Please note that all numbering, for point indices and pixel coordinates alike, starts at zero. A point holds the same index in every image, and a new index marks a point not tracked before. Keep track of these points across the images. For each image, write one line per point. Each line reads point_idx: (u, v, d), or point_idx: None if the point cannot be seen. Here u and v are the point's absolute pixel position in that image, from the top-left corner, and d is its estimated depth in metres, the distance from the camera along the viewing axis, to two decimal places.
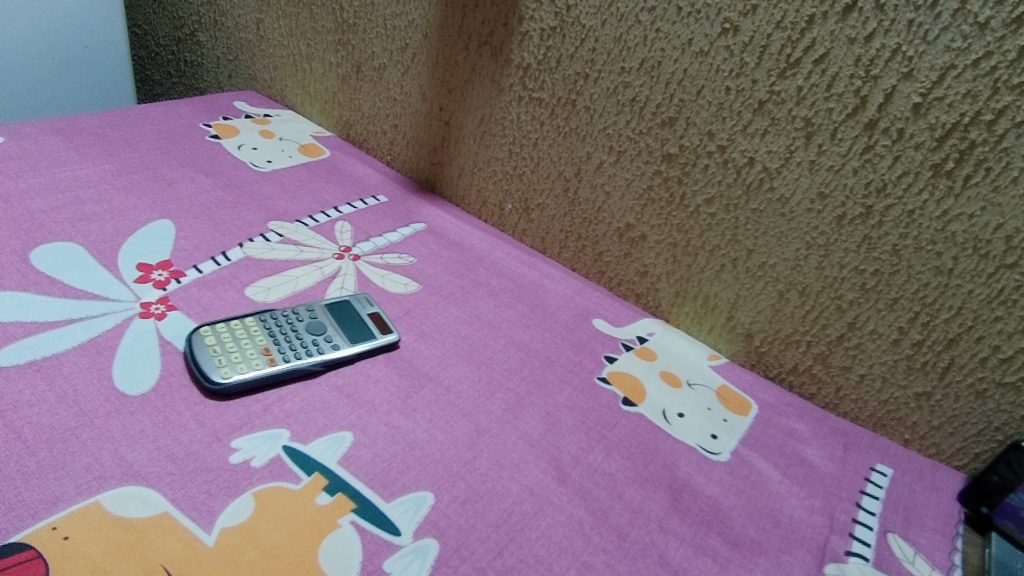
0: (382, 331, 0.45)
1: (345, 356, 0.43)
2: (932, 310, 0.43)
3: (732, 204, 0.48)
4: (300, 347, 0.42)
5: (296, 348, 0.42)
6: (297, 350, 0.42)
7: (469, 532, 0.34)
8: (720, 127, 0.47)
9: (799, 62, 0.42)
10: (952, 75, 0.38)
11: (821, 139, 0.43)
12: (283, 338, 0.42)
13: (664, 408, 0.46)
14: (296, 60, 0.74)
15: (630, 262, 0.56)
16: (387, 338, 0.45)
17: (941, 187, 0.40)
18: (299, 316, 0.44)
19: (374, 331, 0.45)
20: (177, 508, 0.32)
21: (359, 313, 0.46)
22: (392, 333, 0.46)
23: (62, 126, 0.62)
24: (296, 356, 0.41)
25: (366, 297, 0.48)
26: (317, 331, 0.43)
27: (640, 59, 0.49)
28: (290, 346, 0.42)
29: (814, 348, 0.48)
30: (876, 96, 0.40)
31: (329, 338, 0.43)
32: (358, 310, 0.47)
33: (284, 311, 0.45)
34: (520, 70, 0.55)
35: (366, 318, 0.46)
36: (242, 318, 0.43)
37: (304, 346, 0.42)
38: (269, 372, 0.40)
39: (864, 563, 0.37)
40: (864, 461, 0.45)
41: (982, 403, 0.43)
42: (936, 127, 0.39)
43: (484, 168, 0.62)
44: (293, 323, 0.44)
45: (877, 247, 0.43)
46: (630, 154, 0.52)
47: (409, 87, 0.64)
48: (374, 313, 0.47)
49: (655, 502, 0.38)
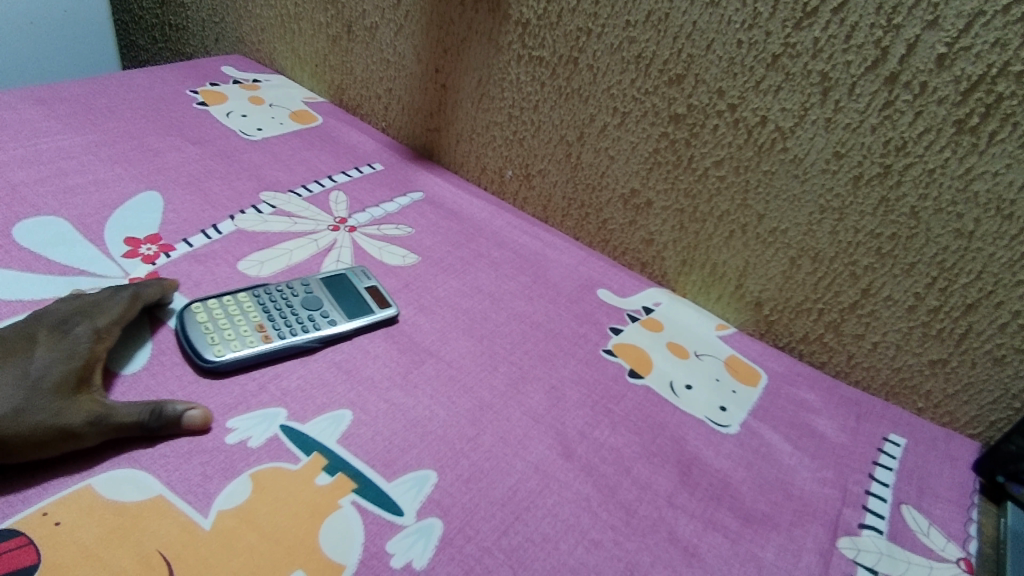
0: (380, 304, 0.44)
1: (343, 332, 0.41)
2: (950, 275, 0.41)
3: (742, 166, 0.46)
4: (296, 324, 0.40)
5: (291, 324, 0.40)
6: (292, 326, 0.40)
7: (474, 511, 0.33)
8: (731, 84, 0.44)
9: (816, 11, 0.39)
10: (981, 22, 0.35)
11: (838, 95, 0.40)
12: (278, 314, 0.41)
13: (672, 379, 0.45)
14: (284, 21, 0.70)
15: (636, 230, 0.54)
16: (385, 312, 0.44)
17: (965, 144, 0.38)
18: (294, 291, 0.43)
19: (371, 305, 0.44)
20: (171, 492, 0.31)
21: (355, 287, 0.45)
22: (391, 307, 0.44)
23: (41, 94, 0.60)
24: (292, 332, 0.40)
25: (363, 271, 0.46)
26: (313, 306, 0.42)
27: (646, 12, 0.46)
28: (286, 322, 0.40)
29: (826, 315, 0.47)
30: (898, 47, 0.38)
31: (323, 314, 0.42)
32: (355, 283, 0.45)
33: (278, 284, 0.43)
34: (518, 27, 0.52)
35: (364, 292, 0.44)
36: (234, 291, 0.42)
37: (299, 323, 0.41)
38: (263, 349, 0.38)
39: (877, 536, 0.36)
40: (877, 431, 0.44)
41: (1000, 369, 0.42)
42: (961, 80, 0.37)
43: (483, 134, 0.59)
44: (288, 297, 0.42)
45: (894, 209, 0.41)
46: (635, 116, 0.49)
47: (403, 48, 0.61)
48: (371, 287, 0.45)
49: (664, 477, 0.37)
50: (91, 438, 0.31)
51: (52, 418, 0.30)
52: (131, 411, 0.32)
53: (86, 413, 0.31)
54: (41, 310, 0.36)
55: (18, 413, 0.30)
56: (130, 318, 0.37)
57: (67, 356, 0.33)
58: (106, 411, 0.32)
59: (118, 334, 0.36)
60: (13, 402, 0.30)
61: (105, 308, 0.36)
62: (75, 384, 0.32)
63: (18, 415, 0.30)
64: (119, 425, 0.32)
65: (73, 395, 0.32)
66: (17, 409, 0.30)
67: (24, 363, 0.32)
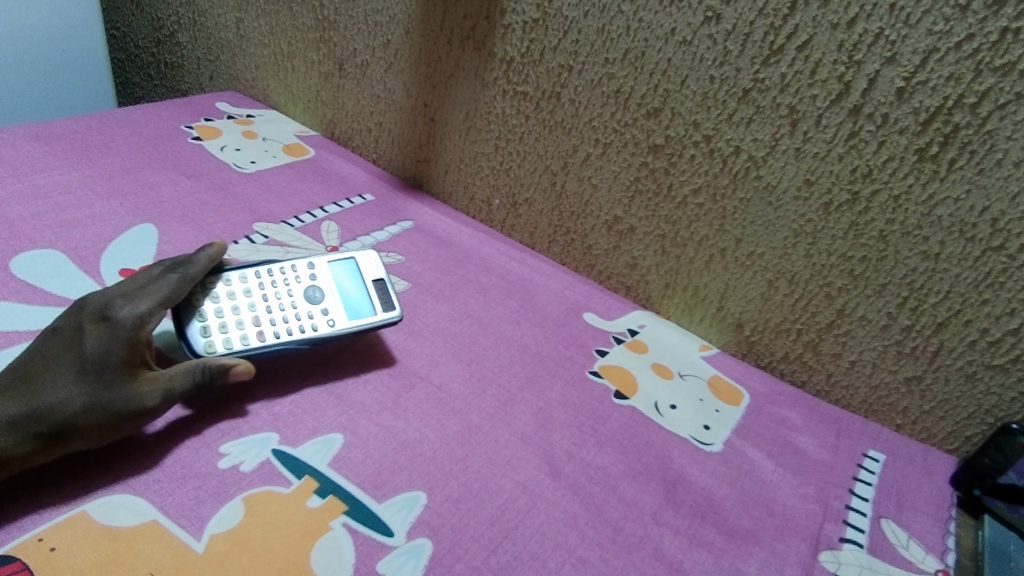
0: (385, 306, 0.44)
1: (338, 334, 0.42)
2: (920, 294, 0.43)
3: (719, 193, 0.48)
4: (294, 322, 0.41)
5: (289, 322, 0.41)
6: (289, 325, 0.41)
7: (463, 531, 0.34)
8: (705, 117, 0.47)
9: (782, 49, 0.42)
10: (935, 58, 0.38)
11: (806, 126, 0.43)
12: (278, 309, 0.42)
13: (657, 400, 0.46)
14: (277, 59, 0.73)
15: (620, 255, 0.56)
16: (385, 315, 0.43)
17: (926, 171, 0.40)
18: (299, 285, 0.43)
19: (376, 307, 0.44)
20: (165, 516, 0.32)
21: (360, 283, 0.45)
22: (391, 312, 0.44)
23: (39, 131, 0.61)
24: (287, 331, 0.41)
25: (372, 264, 0.46)
26: (314, 304, 0.43)
27: (624, 50, 0.48)
28: (285, 319, 0.41)
29: (804, 336, 0.49)
30: (859, 81, 0.40)
31: (326, 314, 0.42)
32: (361, 278, 0.45)
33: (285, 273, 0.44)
34: (503, 64, 0.55)
35: (370, 289, 0.45)
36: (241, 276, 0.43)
37: (297, 321, 0.41)
38: (262, 345, 0.39)
39: (858, 550, 0.37)
40: (856, 447, 0.45)
41: (972, 385, 0.43)
42: (919, 111, 0.39)
43: (470, 164, 0.61)
44: (292, 291, 0.43)
45: (864, 233, 0.43)
46: (616, 146, 0.52)
47: (392, 84, 0.64)
48: (375, 284, 0.45)
49: (650, 495, 0.38)
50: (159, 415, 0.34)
51: (124, 405, 0.32)
52: (188, 379, 0.35)
53: (153, 392, 0.34)
54: (85, 296, 0.36)
55: (89, 407, 0.32)
56: (177, 298, 0.38)
57: (116, 347, 0.33)
58: (169, 384, 0.34)
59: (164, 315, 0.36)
60: (80, 396, 0.32)
61: (150, 290, 0.36)
62: (134, 368, 0.34)
63: (90, 408, 0.32)
64: (181, 392, 0.35)
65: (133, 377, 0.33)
66: (88, 403, 0.32)
67: (80, 356, 0.33)
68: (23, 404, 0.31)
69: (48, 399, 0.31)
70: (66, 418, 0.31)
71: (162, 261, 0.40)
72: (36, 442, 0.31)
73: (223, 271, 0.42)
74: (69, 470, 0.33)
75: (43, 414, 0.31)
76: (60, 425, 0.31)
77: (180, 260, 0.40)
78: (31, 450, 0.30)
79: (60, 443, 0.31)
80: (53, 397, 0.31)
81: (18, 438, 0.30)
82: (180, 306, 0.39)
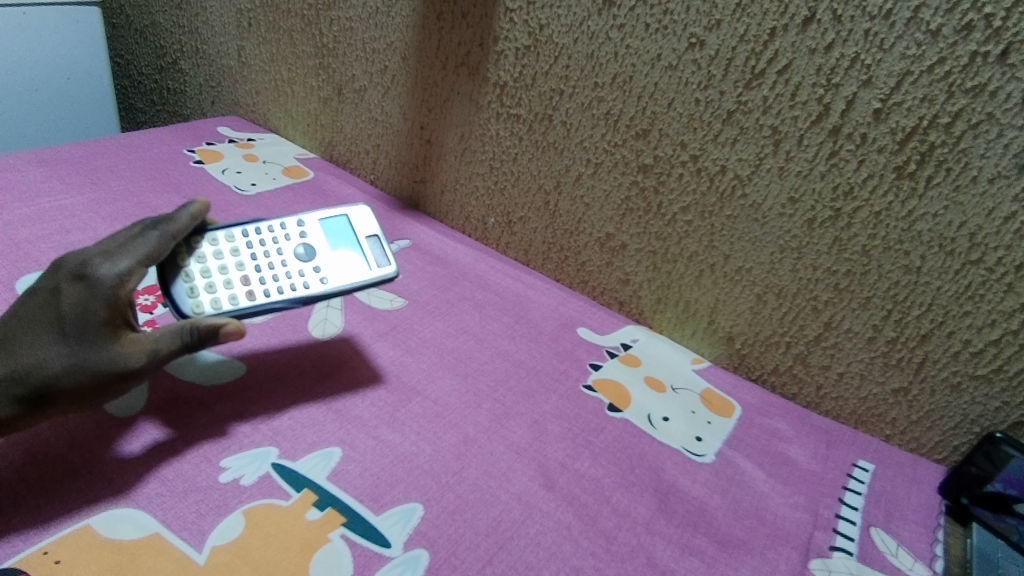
0: (379, 262, 0.45)
1: (334, 290, 0.43)
2: (903, 307, 0.44)
3: (707, 211, 0.50)
4: (289, 281, 0.42)
5: (284, 281, 0.42)
6: (285, 283, 0.42)
7: (459, 542, 0.34)
8: (692, 137, 0.48)
9: (763, 73, 0.44)
10: (909, 80, 0.39)
11: (788, 146, 0.45)
12: (274, 270, 0.43)
13: (649, 412, 0.47)
14: (278, 85, 0.75)
15: (612, 271, 0.57)
16: (380, 271, 0.44)
17: (905, 189, 0.42)
18: (293, 247, 0.44)
19: (370, 263, 0.45)
20: (167, 529, 0.32)
21: (354, 241, 0.46)
22: (386, 267, 0.45)
23: (45, 156, 0.63)
24: (283, 289, 0.42)
25: (365, 224, 0.47)
26: (308, 265, 0.44)
27: (612, 75, 0.50)
28: (280, 278, 0.42)
29: (793, 348, 0.50)
30: (838, 103, 0.42)
31: (319, 272, 0.44)
32: (355, 237, 0.47)
33: (279, 234, 0.45)
34: (496, 88, 0.57)
35: (363, 246, 0.46)
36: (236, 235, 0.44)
37: (292, 279, 0.42)
38: (259, 302, 0.40)
39: (848, 557, 0.38)
40: (846, 457, 0.46)
41: (957, 396, 0.44)
42: (896, 131, 0.41)
43: (466, 184, 0.63)
44: (286, 252, 0.44)
45: (848, 248, 0.45)
46: (606, 166, 0.53)
47: (390, 108, 0.66)
48: (369, 243, 0.46)
49: (643, 505, 0.39)
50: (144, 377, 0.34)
51: (104, 367, 0.32)
52: (173, 339, 0.34)
53: (135, 352, 0.33)
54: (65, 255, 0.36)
55: (69, 369, 0.32)
56: (160, 256, 0.37)
57: (93, 307, 0.33)
58: (154, 345, 0.33)
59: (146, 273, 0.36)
60: (59, 359, 0.32)
61: (129, 247, 0.36)
62: (115, 328, 0.33)
63: (69, 370, 0.32)
64: (167, 352, 0.34)
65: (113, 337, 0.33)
66: (67, 366, 0.32)
67: (61, 318, 0.33)
68: (7, 365, 0.32)
69: (30, 361, 0.32)
70: (47, 380, 0.32)
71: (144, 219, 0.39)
72: (23, 402, 0.32)
73: (207, 230, 0.43)
74: (74, 483, 0.33)
75: (26, 376, 0.32)
76: (42, 386, 0.32)
77: (161, 217, 0.39)
78: (18, 410, 0.32)
79: (46, 403, 0.32)
80: (34, 360, 0.32)
81: (5, 399, 0.31)
82: (165, 266, 0.39)
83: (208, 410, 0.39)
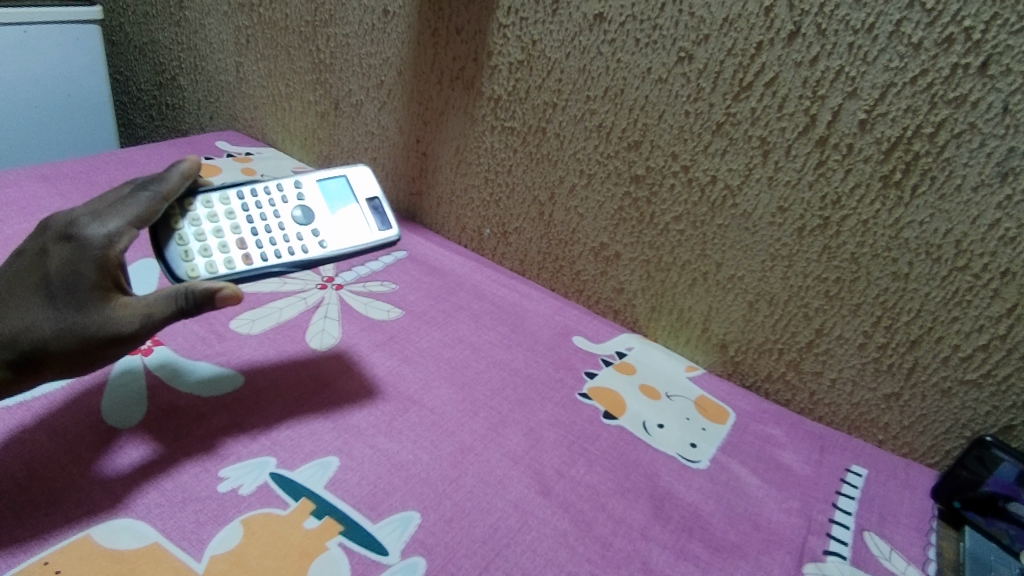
0: (380, 226, 0.47)
1: (337, 253, 0.45)
2: (892, 313, 0.45)
3: (699, 220, 0.51)
4: (293, 244, 0.44)
5: (288, 244, 0.44)
6: (289, 246, 0.44)
7: (456, 549, 0.35)
8: (682, 149, 0.49)
9: (750, 86, 0.45)
10: (893, 92, 0.40)
11: (777, 156, 0.46)
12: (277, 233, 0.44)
13: (644, 419, 0.47)
14: (275, 100, 0.76)
15: (607, 280, 0.58)
16: (381, 236, 0.47)
17: (891, 197, 0.42)
18: (294, 210, 0.46)
19: (372, 226, 0.47)
20: (167, 538, 0.33)
21: (354, 205, 0.48)
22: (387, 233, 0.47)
23: (44, 171, 0.63)
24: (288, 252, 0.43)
25: (364, 190, 0.49)
26: (310, 228, 0.45)
27: (604, 88, 0.51)
28: (284, 241, 0.44)
29: (786, 355, 0.50)
30: (824, 114, 0.43)
31: (324, 233, 0.46)
32: (355, 197, 0.48)
33: (280, 199, 0.47)
34: (491, 102, 0.58)
35: (365, 208, 0.48)
36: (237, 199, 0.45)
37: (297, 242, 0.44)
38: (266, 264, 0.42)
39: (841, 561, 0.38)
40: (839, 462, 0.46)
41: (948, 400, 0.45)
42: (881, 141, 0.42)
43: (461, 196, 0.64)
44: (288, 216, 0.45)
45: (837, 255, 0.46)
46: (600, 177, 0.54)
47: (386, 121, 0.67)
48: (369, 209, 0.48)
49: (638, 511, 0.39)
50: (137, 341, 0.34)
51: (94, 331, 0.33)
52: (167, 304, 0.35)
53: (126, 316, 0.34)
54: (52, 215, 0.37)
55: (59, 332, 0.33)
56: (149, 218, 0.38)
57: (82, 271, 0.34)
58: (147, 310, 0.34)
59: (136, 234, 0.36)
60: (49, 322, 0.33)
61: (118, 209, 0.36)
62: (105, 292, 0.34)
63: (60, 333, 0.32)
64: (161, 317, 0.34)
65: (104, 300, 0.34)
66: (57, 329, 0.33)
67: (50, 283, 0.33)
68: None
69: (20, 323, 0.32)
70: (38, 343, 0.32)
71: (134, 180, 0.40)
72: (17, 364, 0.33)
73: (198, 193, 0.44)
74: (72, 495, 0.34)
75: (17, 338, 0.32)
76: (33, 348, 0.32)
77: (152, 179, 0.39)
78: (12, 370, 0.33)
79: (38, 365, 0.33)
80: (24, 322, 0.32)
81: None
82: (159, 229, 0.40)
83: (207, 420, 0.40)
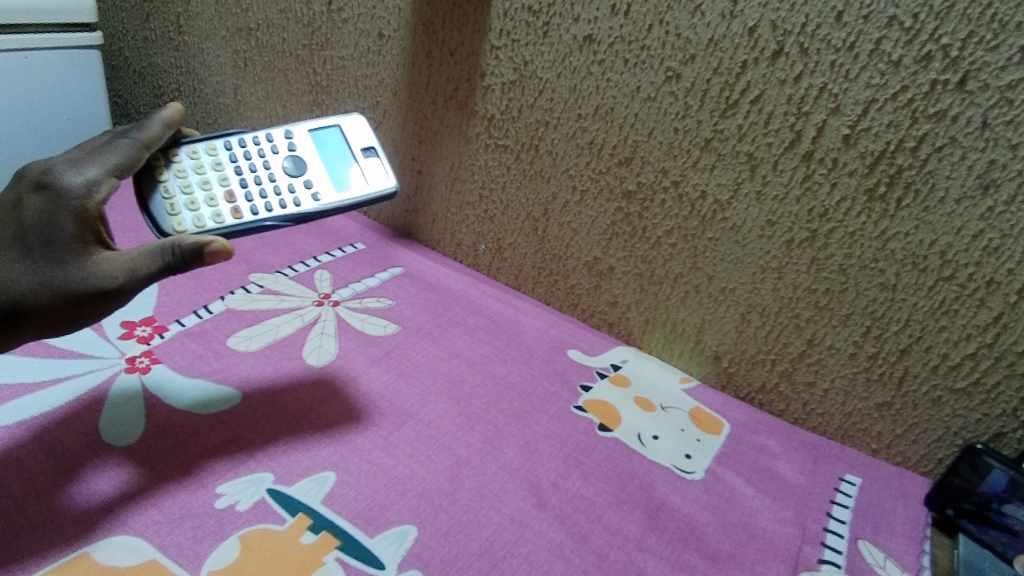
0: (376, 180, 0.49)
1: (335, 206, 0.47)
2: (881, 323, 0.46)
3: (690, 234, 0.51)
4: (292, 198, 0.46)
5: (287, 198, 0.46)
6: (288, 200, 0.46)
7: (453, 562, 0.35)
8: (672, 164, 0.50)
9: (737, 103, 0.46)
10: (875, 108, 0.41)
11: (765, 171, 0.47)
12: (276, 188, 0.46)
13: (639, 431, 0.48)
14: (273, 120, 0.77)
15: (601, 293, 0.58)
16: (377, 189, 0.49)
17: (877, 210, 0.43)
18: (291, 167, 0.48)
19: (368, 181, 0.49)
20: (164, 555, 0.33)
21: (350, 161, 0.50)
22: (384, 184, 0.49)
23: None
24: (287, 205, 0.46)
25: (359, 148, 0.51)
26: (308, 183, 0.48)
27: (594, 107, 0.53)
28: (283, 195, 0.46)
29: (778, 366, 0.51)
30: (809, 129, 0.44)
31: (323, 188, 0.48)
32: (352, 156, 0.51)
33: (279, 156, 0.49)
34: (484, 120, 0.59)
35: (360, 165, 0.50)
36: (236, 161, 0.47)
37: (295, 196, 0.46)
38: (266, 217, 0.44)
39: (836, 570, 0.38)
40: (833, 472, 0.47)
41: (939, 409, 0.46)
42: (865, 155, 0.43)
43: (457, 213, 0.65)
44: (286, 174, 0.48)
45: (825, 267, 0.46)
46: (592, 193, 0.55)
47: (382, 140, 0.68)
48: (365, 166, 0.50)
49: (634, 522, 0.40)
50: (122, 297, 0.35)
51: (78, 285, 0.34)
52: (153, 260, 0.36)
53: (110, 271, 0.35)
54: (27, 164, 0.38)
55: (41, 285, 0.34)
56: (130, 165, 0.39)
57: (62, 223, 0.35)
58: (132, 265, 0.35)
59: (116, 183, 0.38)
60: (30, 277, 0.34)
61: (97, 158, 0.38)
62: (86, 244, 0.35)
63: (44, 287, 0.34)
64: (146, 273, 0.36)
65: (88, 256, 0.35)
66: (39, 283, 0.34)
67: (31, 239, 0.34)
68: None
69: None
70: (20, 295, 0.33)
71: (117, 128, 0.42)
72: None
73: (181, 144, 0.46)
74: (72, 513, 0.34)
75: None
76: (14, 300, 0.33)
77: (132, 129, 0.41)
78: None
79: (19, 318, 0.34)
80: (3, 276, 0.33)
81: None
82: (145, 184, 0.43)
83: (204, 437, 0.40)
